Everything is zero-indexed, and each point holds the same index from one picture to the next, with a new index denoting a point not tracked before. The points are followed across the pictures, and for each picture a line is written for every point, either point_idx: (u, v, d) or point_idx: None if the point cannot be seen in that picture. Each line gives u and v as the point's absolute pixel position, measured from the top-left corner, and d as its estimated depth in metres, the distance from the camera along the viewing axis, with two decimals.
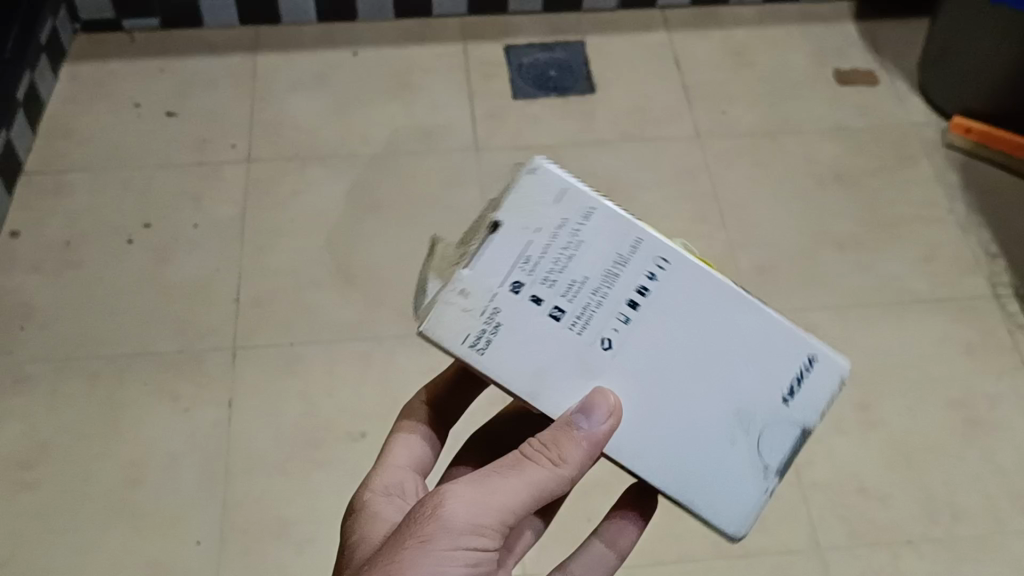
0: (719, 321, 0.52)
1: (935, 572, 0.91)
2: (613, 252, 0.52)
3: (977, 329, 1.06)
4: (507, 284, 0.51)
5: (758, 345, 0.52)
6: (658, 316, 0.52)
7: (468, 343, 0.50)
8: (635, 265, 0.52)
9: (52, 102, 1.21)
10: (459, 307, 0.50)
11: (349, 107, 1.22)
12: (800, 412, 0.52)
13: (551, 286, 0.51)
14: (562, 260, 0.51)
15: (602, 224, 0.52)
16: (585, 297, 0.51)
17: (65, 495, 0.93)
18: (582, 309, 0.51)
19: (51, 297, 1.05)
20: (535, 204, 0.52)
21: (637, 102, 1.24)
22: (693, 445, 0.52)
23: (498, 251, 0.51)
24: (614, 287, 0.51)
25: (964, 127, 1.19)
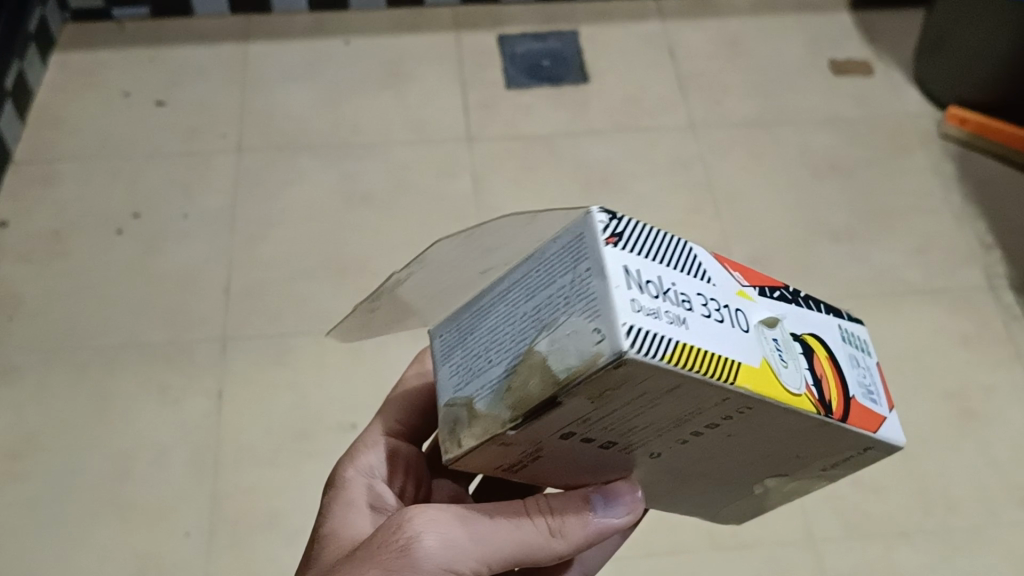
0: (784, 437, 0.42)
1: (929, 564, 0.90)
2: (692, 405, 0.37)
3: (972, 320, 1.05)
4: (558, 434, 0.39)
5: (810, 447, 0.43)
6: (719, 436, 0.41)
7: (503, 467, 0.43)
8: (712, 413, 0.38)
9: (40, 92, 1.20)
10: (498, 455, 0.40)
11: (341, 97, 1.21)
12: (830, 467, 0.47)
13: (605, 429, 0.40)
14: (626, 415, 0.38)
15: (691, 389, 0.36)
16: (642, 432, 0.40)
17: (53, 486, 0.92)
18: (634, 438, 0.41)
19: (39, 287, 1.04)
20: (607, 387, 0.35)
21: (631, 92, 1.23)
22: (714, 481, 0.51)
23: (551, 420, 0.37)
24: (682, 424, 0.39)
25: (960, 118, 1.18)
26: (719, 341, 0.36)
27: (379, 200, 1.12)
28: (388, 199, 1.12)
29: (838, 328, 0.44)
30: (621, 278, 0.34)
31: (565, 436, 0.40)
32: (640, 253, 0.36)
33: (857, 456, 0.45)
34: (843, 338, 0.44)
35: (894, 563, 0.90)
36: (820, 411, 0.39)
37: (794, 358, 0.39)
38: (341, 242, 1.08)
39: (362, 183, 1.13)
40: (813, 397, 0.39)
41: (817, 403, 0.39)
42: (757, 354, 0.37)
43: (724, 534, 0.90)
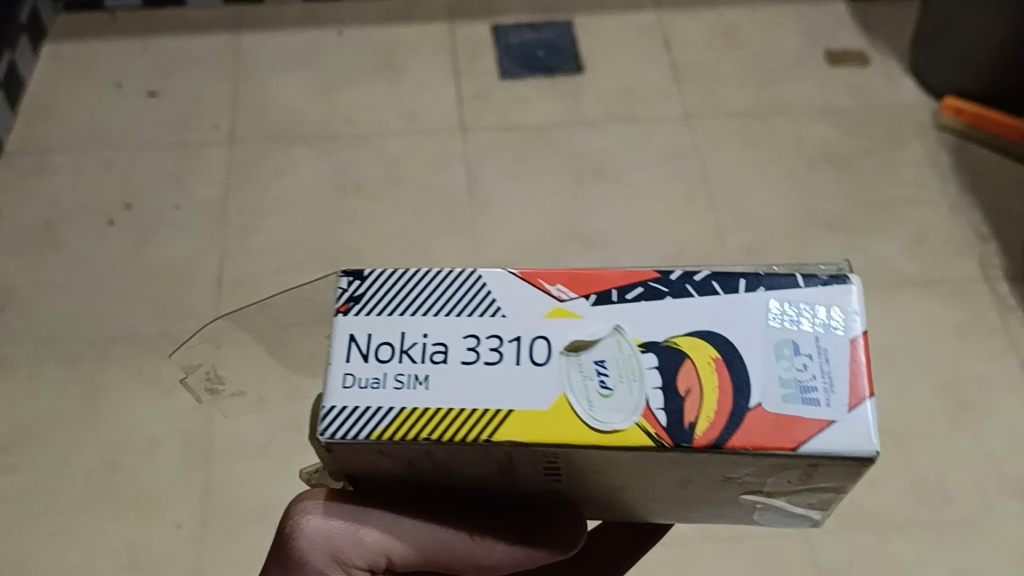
0: (686, 464, 0.40)
1: (922, 556, 0.90)
2: (492, 460, 0.41)
3: (967, 311, 1.05)
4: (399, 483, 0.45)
5: (746, 467, 0.40)
6: (591, 472, 0.42)
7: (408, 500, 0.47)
8: (522, 461, 0.41)
9: (32, 82, 1.19)
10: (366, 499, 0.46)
11: (334, 87, 1.20)
12: (835, 482, 0.42)
13: (443, 480, 0.44)
14: (447, 466, 0.42)
15: (452, 451, 0.40)
16: (488, 480, 0.44)
17: (44, 479, 0.92)
18: (495, 482, 0.44)
19: (30, 278, 1.03)
20: (368, 455, 0.41)
21: (625, 82, 1.23)
22: (718, 505, 0.47)
23: (366, 474, 0.44)
24: (519, 470, 0.43)
25: (956, 109, 1.18)
26: (472, 394, 0.40)
27: (372, 191, 1.11)
28: (382, 190, 1.11)
29: (771, 308, 0.41)
30: (348, 353, 0.41)
31: (411, 480, 0.44)
32: (388, 312, 0.42)
33: (834, 470, 0.40)
34: (771, 333, 0.40)
35: (887, 555, 0.90)
36: (663, 442, 0.39)
37: (631, 383, 0.40)
38: (334, 234, 1.08)
39: (355, 174, 1.13)
40: (653, 424, 0.39)
41: (656, 434, 0.39)
42: (541, 396, 0.40)
43: (716, 525, 0.90)
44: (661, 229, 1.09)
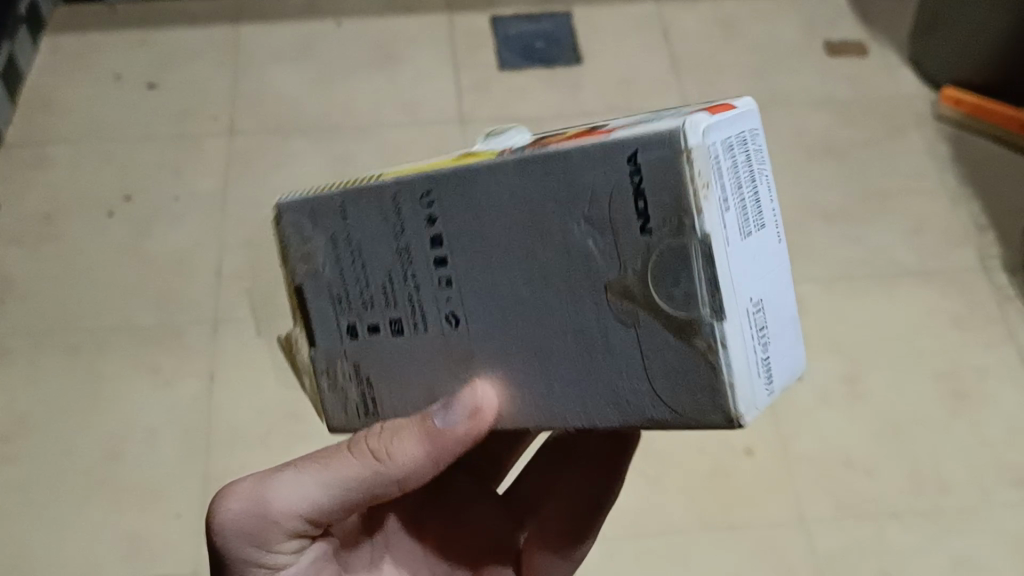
0: (526, 207, 0.38)
1: (920, 544, 0.90)
2: (392, 240, 0.43)
3: (966, 301, 1.05)
4: (343, 331, 0.47)
5: (579, 201, 0.37)
6: (466, 264, 0.41)
7: (359, 412, 0.49)
8: (415, 241, 0.42)
9: (31, 74, 1.19)
10: (333, 390, 0.49)
11: (333, 79, 1.21)
12: (671, 226, 0.35)
13: (370, 307, 0.45)
14: (360, 272, 0.45)
15: (364, 214, 0.44)
16: (400, 293, 0.43)
17: (45, 469, 0.92)
18: (405, 308, 0.43)
19: (29, 269, 1.04)
20: (312, 245, 0.46)
21: (624, 73, 1.23)
22: (595, 359, 0.39)
23: (316, 302, 0.47)
24: (419, 278, 0.42)
25: (955, 99, 1.18)
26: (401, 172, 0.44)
27: None
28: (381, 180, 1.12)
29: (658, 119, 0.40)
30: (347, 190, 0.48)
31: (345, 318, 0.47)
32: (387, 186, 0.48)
33: (666, 165, 0.35)
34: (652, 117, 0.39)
35: (885, 543, 0.90)
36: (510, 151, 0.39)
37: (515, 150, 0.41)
38: None
39: (354, 165, 1.13)
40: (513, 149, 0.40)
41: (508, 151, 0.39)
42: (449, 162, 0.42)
43: (714, 514, 0.90)
44: None
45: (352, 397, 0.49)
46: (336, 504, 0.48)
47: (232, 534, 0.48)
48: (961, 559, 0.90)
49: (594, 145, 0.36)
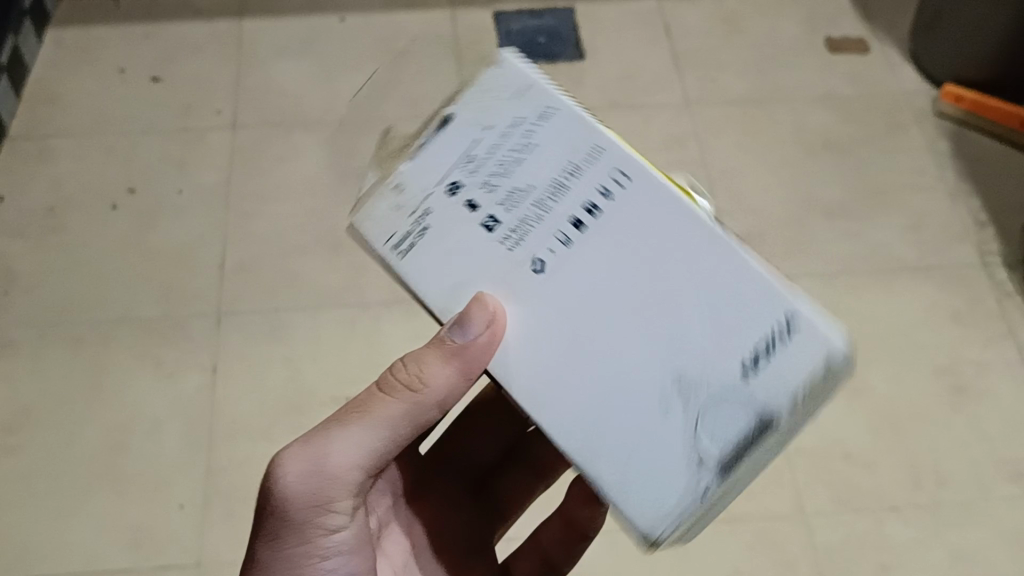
0: (686, 267, 0.45)
1: (918, 538, 0.91)
2: (564, 161, 0.48)
3: (965, 297, 1.06)
4: (445, 183, 0.49)
5: (721, 305, 0.45)
6: (604, 243, 0.46)
7: (390, 243, 0.50)
8: (586, 178, 0.47)
9: (35, 67, 1.20)
10: (391, 203, 0.50)
11: (336, 74, 1.21)
12: (761, 391, 0.44)
13: (489, 192, 0.49)
14: (506, 163, 0.49)
15: (557, 125, 0.49)
16: (524, 210, 0.48)
17: (49, 460, 0.93)
18: (518, 222, 0.48)
19: (34, 261, 1.04)
20: (492, 100, 0.50)
21: (626, 69, 1.23)
22: (622, 411, 0.46)
23: (448, 142, 0.50)
24: (557, 203, 0.47)
25: (955, 96, 1.18)
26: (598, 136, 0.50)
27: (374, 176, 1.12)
28: None
29: None
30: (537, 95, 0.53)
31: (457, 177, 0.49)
32: None
33: (790, 356, 0.43)
34: None
35: (884, 536, 0.91)
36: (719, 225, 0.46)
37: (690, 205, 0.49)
38: (336, 218, 1.08)
39: None
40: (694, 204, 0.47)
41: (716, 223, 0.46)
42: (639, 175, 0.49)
43: None
44: None
45: (397, 225, 0.50)
46: (385, 448, 0.51)
47: (294, 506, 0.51)
48: (959, 553, 0.90)
49: (771, 283, 0.44)
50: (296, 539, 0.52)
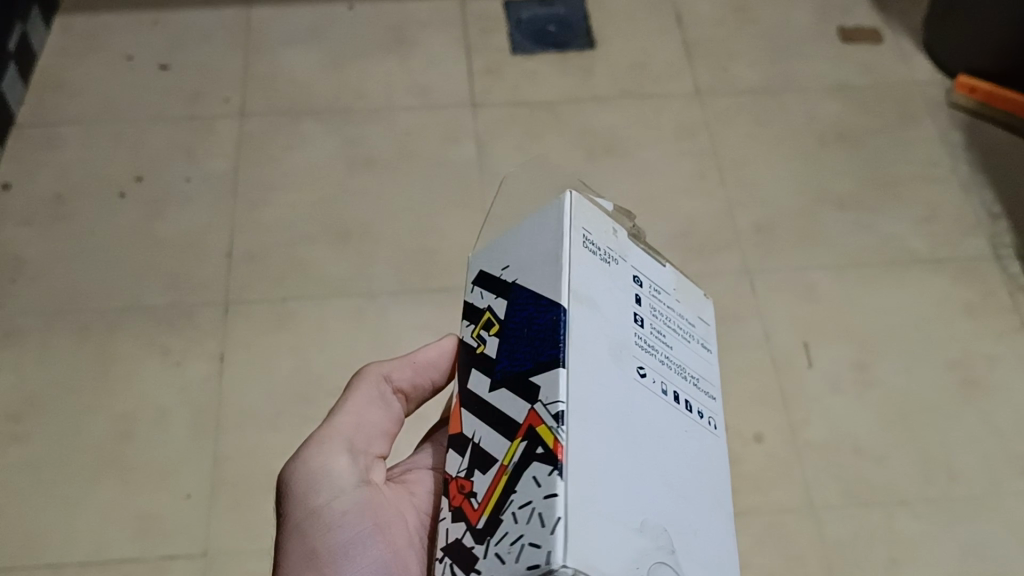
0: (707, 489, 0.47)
1: (929, 533, 0.90)
2: (692, 369, 0.50)
3: (977, 290, 1.05)
4: (637, 272, 0.50)
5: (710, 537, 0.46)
6: (686, 428, 0.48)
7: (585, 234, 0.47)
8: (693, 391, 0.50)
9: (43, 55, 1.19)
10: (600, 224, 0.49)
11: (344, 62, 1.20)
12: None
13: (653, 313, 0.49)
14: (669, 323, 0.50)
15: (701, 358, 0.52)
16: (659, 344, 0.49)
17: (56, 448, 0.92)
18: (652, 342, 0.48)
19: (41, 249, 1.04)
20: (688, 296, 0.54)
21: (637, 58, 1.22)
22: (631, 491, 0.42)
23: (651, 263, 0.52)
24: (678, 376, 0.49)
25: (969, 87, 1.17)
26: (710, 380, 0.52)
27: (382, 165, 1.11)
28: (391, 163, 1.12)
29: None
30: None
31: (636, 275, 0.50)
32: None
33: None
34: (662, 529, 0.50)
35: (894, 531, 0.90)
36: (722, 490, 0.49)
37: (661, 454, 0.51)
38: (343, 207, 1.08)
39: (364, 149, 1.13)
40: None
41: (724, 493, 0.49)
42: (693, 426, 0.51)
43: None
44: (671, 205, 1.09)
45: (599, 239, 0.48)
46: (365, 429, 0.59)
47: (296, 489, 0.56)
48: (970, 549, 0.89)
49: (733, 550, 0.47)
50: (305, 531, 0.55)
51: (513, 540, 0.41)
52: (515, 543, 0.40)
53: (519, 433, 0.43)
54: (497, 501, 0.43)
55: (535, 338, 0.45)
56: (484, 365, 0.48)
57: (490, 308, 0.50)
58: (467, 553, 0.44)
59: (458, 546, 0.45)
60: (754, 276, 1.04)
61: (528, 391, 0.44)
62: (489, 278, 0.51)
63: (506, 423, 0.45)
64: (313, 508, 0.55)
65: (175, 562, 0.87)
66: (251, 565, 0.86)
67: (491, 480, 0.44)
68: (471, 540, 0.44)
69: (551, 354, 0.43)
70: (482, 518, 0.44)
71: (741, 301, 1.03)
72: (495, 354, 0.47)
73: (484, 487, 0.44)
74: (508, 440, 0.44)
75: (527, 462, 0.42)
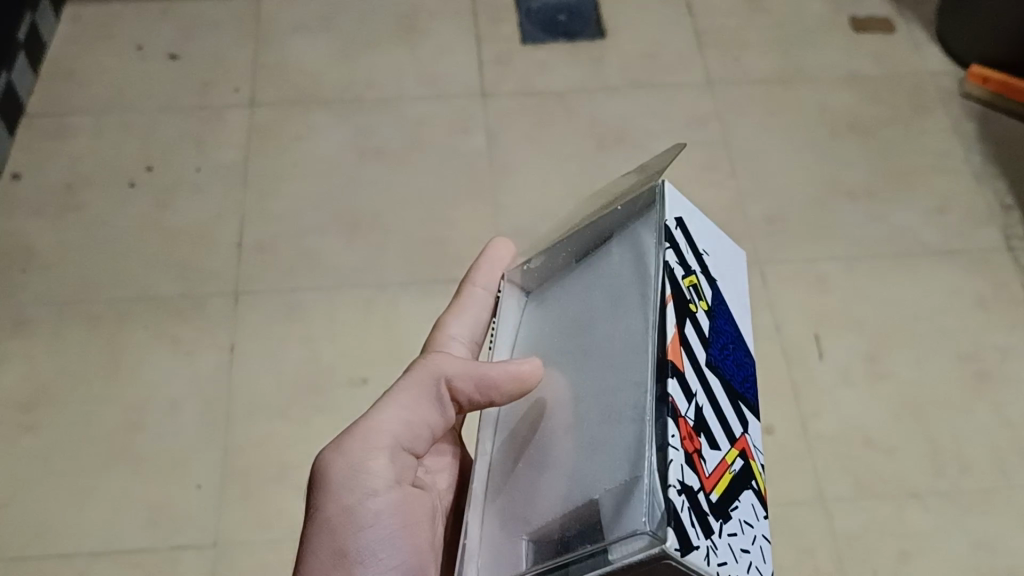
0: None
1: (940, 525, 0.89)
2: None
3: (990, 281, 1.04)
4: None
5: None
6: None
7: None
8: None
9: (53, 44, 1.19)
10: None
11: (354, 51, 1.20)
12: None
13: None
14: None
15: None
16: None
17: (66, 437, 0.92)
18: None
19: (51, 239, 1.04)
20: None
21: (647, 48, 1.22)
22: None
23: None
24: None
25: (982, 77, 1.16)
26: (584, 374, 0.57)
27: (392, 155, 1.11)
28: (401, 154, 1.11)
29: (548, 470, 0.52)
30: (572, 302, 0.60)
31: None
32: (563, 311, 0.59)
33: None
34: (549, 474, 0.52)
35: (904, 524, 0.89)
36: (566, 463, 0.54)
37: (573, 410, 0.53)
38: (353, 197, 1.08)
39: (374, 139, 1.12)
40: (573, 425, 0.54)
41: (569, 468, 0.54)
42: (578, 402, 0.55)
43: None
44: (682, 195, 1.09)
45: None
46: (413, 427, 0.55)
47: (328, 485, 0.53)
48: (980, 541, 0.89)
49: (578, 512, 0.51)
50: (334, 525, 0.52)
51: (741, 547, 0.45)
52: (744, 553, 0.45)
53: (733, 447, 0.47)
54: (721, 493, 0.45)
55: (733, 365, 0.52)
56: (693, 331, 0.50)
57: (697, 275, 0.51)
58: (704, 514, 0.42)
59: (692, 493, 0.42)
60: (765, 268, 1.04)
61: (739, 412, 0.50)
62: (687, 239, 0.53)
63: (722, 422, 0.47)
64: (343, 506, 0.53)
65: (186, 551, 0.87)
66: (261, 555, 0.86)
67: (716, 464, 0.45)
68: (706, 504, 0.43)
69: (749, 398, 0.52)
70: (714, 493, 0.44)
71: (752, 293, 1.02)
72: (708, 334, 0.50)
73: (713, 465, 0.45)
74: (727, 442, 0.47)
75: (741, 484, 0.47)
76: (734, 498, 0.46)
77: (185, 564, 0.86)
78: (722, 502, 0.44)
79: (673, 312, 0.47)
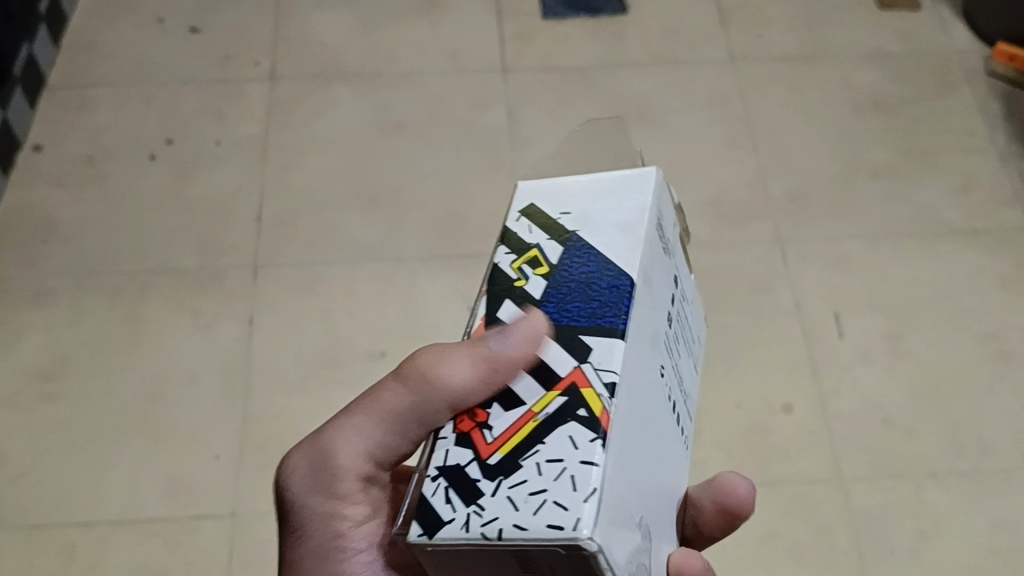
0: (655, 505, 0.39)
1: (959, 506, 0.89)
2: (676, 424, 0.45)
3: (1014, 262, 1.03)
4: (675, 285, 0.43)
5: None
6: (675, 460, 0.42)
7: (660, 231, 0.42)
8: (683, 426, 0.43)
9: (76, 17, 1.19)
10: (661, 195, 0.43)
11: (375, 25, 1.20)
12: None
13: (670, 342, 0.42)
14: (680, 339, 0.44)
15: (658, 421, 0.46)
16: (674, 359, 0.42)
17: (86, 408, 0.93)
18: (669, 355, 0.41)
19: (72, 211, 1.04)
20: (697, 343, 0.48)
21: (670, 24, 1.21)
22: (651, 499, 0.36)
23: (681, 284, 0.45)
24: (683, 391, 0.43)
25: (1008, 55, 1.14)
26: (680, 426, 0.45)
27: (411, 130, 1.11)
28: (420, 127, 1.11)
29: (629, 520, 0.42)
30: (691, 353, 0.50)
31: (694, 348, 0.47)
32: None
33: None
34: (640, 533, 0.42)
35: (923, 503, 0.89)
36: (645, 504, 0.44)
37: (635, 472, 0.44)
38: (372, 172, 1.08)
39: (394, 113, 1.12)
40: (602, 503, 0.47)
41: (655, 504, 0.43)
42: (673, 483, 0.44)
43: (750, 470, 0.90)
44: (703, 173, 1.08)
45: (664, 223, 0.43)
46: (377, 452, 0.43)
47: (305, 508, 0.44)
48: (999, 523, 0.88)
49: None
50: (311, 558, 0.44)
51: (529, 492, 0.32)
52: (534, 496, 0.32)
53: (557, 385, 0.35)
54: (584, 400, 0.34)
55: (591, 294, 0.38)
56: (523, 301, 0.39)
57: (537, 245, 0.41)
58: (471, 484, 0.33)
59: (454, 471, 0.34)
60: (786, 246, 1.03)
61: (577, 343, 0.36)
62: (537, 215, 0.42)
63: (538, 367, 0.36)
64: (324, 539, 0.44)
65: (204, 522, 0.87)
66: None
67: (514, 418, 0.35)
68: (477, 472, 0.34)
69: (614, 321, 0.36)
70: (494, 454, 0.34)
71: (773, 271, 1.02)
72: (541, 296, 0.39)
73: (504, 426, 0.35)
74: (540, 388, 0.35)
75: (560, 421, 0.34)
76: (534, 444, 0.34)
77: (202, 534, 0.87)
78: (506, 457, 0.34)
79: (482, 303, 0.41)
